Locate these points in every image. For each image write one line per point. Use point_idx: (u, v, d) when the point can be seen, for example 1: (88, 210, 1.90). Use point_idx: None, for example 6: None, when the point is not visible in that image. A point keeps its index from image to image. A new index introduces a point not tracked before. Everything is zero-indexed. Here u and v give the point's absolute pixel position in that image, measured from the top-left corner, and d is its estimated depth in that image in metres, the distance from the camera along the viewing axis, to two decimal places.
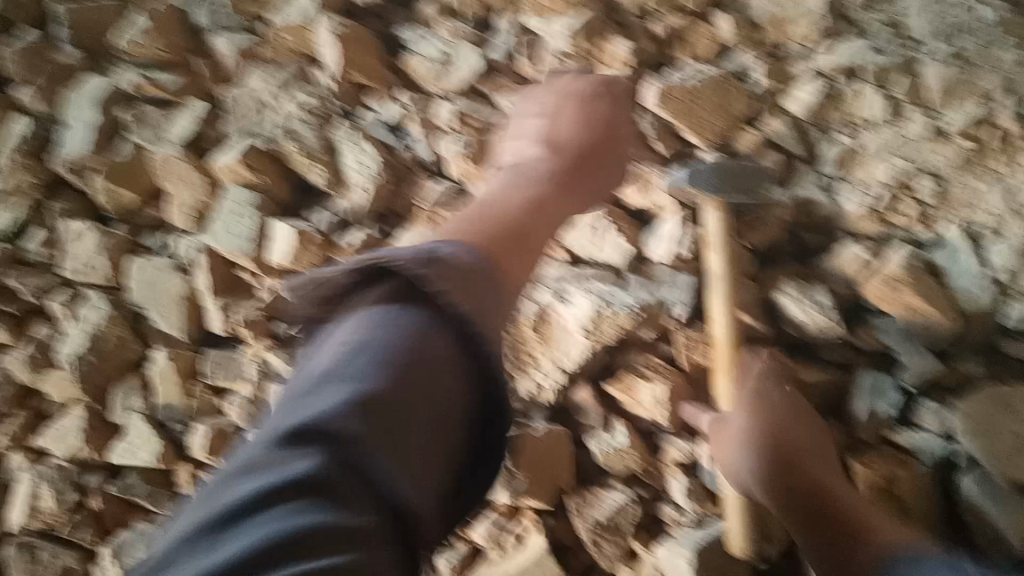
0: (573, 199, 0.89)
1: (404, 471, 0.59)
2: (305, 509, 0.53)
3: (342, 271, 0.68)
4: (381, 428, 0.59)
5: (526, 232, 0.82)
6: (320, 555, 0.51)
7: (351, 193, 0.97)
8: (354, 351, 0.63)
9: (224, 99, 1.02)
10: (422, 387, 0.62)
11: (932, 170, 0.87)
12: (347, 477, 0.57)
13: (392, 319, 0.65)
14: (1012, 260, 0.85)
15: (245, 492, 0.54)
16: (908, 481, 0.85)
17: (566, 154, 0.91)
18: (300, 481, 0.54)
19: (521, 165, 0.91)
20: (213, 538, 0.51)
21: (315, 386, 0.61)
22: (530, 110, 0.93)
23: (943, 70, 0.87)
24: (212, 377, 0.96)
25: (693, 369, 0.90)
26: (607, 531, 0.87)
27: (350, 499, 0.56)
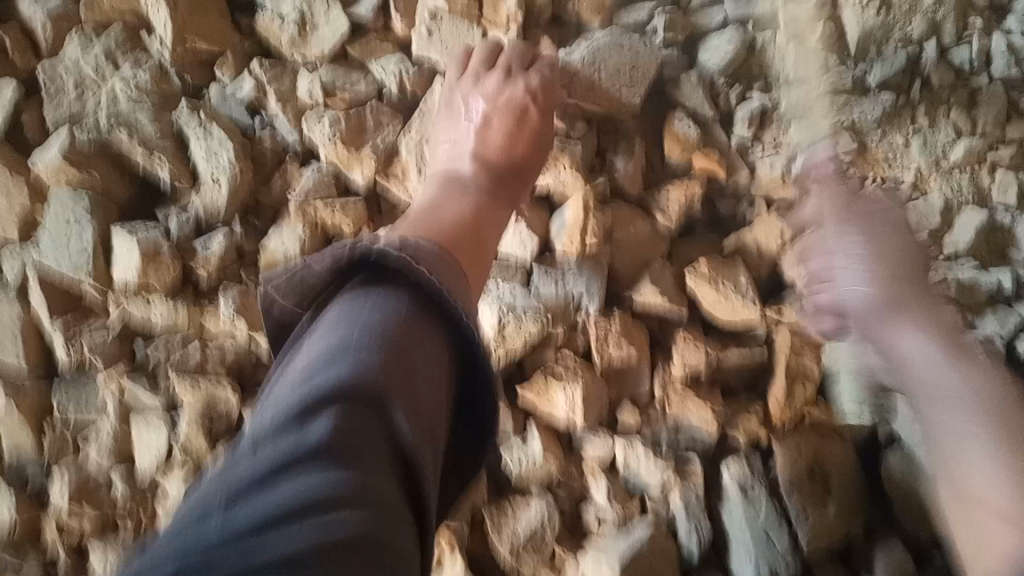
0: (505, 205, 0.75)
1: (421, 432, 0.53)
2: (322, 474, 0.45)
3: (309, 263, 0.59)
4: (398, 382, 0.52)
5: (479, 241, 0.70)
6: (347, 514, 0.43)
7: (203, 188, 0.83)
8: (350, 317, 0.55)
9: (39, 77, 0.84)
10: (426, 363, 0.55)
11: (849, 127, 0.78)
12: (375, 435, 0.49)
13: (376, 300, 0.57)
14: (932, 220, 0.78)
15: (265, 457, 0.46)
16: (840, 462, 0.81)
17: (502, 168, 0.77)
18: (322, 446, 0.46)
19: (453, 176, 0.76)
20: (231, 503, 0.43)
21: (321, 352, 0.53)
22: (462, 115, 0.79)
23: (861, 13, 0.78)
24: (61, 413, 0.86)
25: (608, 364, 0.82)
26: (528, 544, 0.82)
27: (377, 464, 0.48)
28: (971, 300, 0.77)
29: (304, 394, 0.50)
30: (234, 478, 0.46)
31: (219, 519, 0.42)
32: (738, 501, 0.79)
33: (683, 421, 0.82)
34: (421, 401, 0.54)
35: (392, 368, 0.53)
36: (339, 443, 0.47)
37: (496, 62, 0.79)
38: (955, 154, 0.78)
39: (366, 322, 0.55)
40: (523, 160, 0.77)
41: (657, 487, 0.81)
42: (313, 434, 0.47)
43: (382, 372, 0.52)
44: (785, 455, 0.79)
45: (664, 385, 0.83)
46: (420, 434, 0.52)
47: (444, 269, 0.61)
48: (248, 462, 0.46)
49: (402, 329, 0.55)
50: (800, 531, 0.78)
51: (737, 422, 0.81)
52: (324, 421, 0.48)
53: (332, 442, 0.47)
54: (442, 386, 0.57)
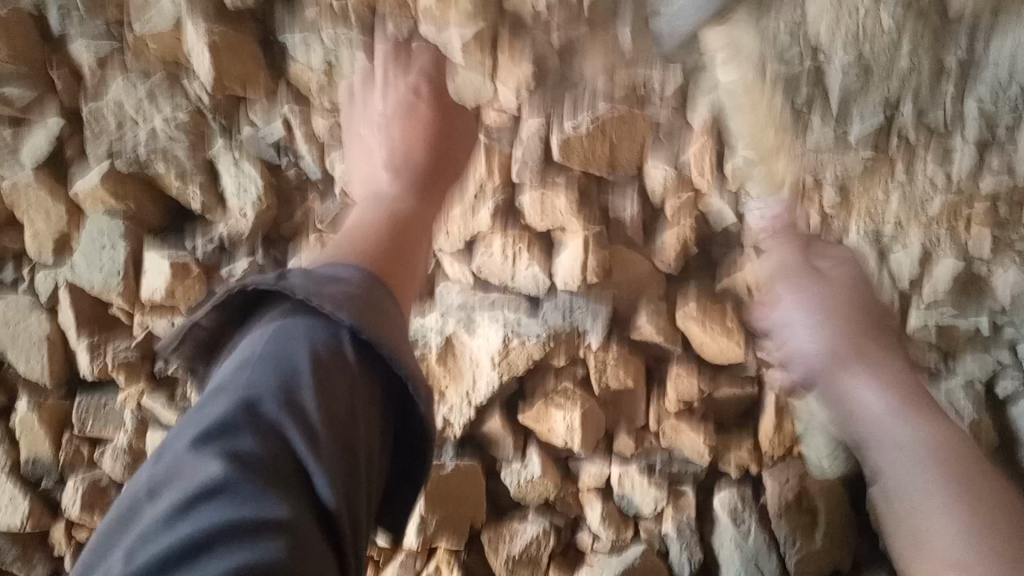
0: (432, 208, 0.78)
1: (339, 442, 0.51)
2: (220, 508, 0.44)
3: (193, 313, 0.62)
4: (312, 395, 0.51)
5: (401, 254, 0.69)
6: (254, 548, 0.42)
7: (229, 218, 0.90)
8: (251, 354, 0.53)
9: (85, 115, 0.90)
10: (333, 387, 0.52)
11: (837, 178, 0.87)
12: (278, 451, 0.48)
13: (279, 326, 0.55)
14: (914, 268, 0.90)
15: (160, 504, 0.45)
16: (830, 497, 0.83)
17: (418, 171, 0.78)
18: (215, 476, 0.45)
19: (376, 197, 0.77)
20: (132, 554, 0.43)
21: (235, 366, 0.53)
22: (369, 135, 0.81)
23: (842, 77, 0.82)
24: (82, 425, 0.90)
25: (605, 393, 0.87)
26: (522, 563, 0.87)
27: (286, 482, 0.47)
28: (951, 341, 0.93)
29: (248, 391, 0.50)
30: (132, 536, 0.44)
31: (122, 565, 0.42)
32: (729, 529, 0.84)
33: (677, 451, 0.87)
34: (328, 431, 0.50)
35: (299, 387, 0.51)
36: (238, 471, 0.45)
37: (372, 75, 0.83)
38: (935, 206, 0.87)
39: (288, 330, 0.54)
40: (426, 164, 0.79)
41: (650, 515, 0.86)
42: (222, 414, 0.49)
43: (327, 369, 0.52)
44: (774, 487, 0.84)
45: (658, 416, 0.87)
46: (327, 450, 0.50)
47: (364, 299, 0.58)
48: (148, 509, 0.46)
49: (313, 374, 0.52)
50: (789, 560, 0.83)
51: (729, 456, 0.86)
52: (217, 446, 0.47)
53: (271, 458, 0.47)
54: (368, 403, 0.55)
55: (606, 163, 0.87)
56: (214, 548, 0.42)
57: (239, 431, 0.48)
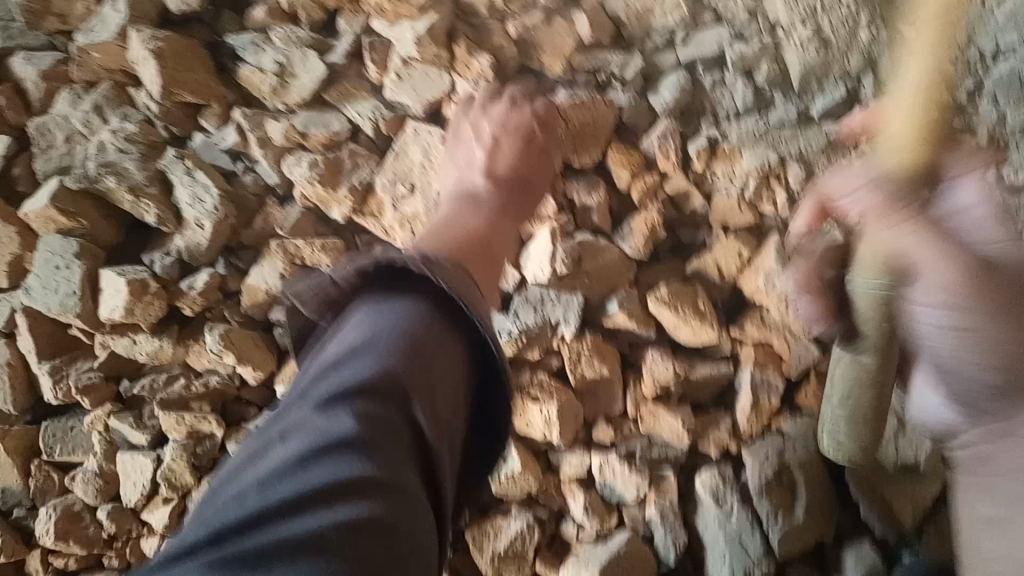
0: (513, 220, 0.85)
1: (437, 420, 0.61)
2: (344, 470, 0.53)
3: (340, 274, 0.66)
4: (421, 377, 0.61)
5: (486, 247, 0.79)
6: (353, 508, 0.51)
7: (186, 230, 0.87)
8: (373, 324, 0.63)
9: (32, 132, 0.89)
10: (442, 361, 0.63)
11: (799, 157, 0.82)
12: (397, 423, 0.58)
13: (397, 310, 0.64)
14: None
15: (291, 448, 0.55)
16: (809, 471, 0.84)
17: (509, 184, 0.86)
18: (349, 439, 0.54)
19: (469, 195, 0.85)
20: (265, 487, 0.52)
21: (345, 351, 0.61)
22: (468, 143, 0.86)
23: (802, 52, 0.82)
24: (49, 452, 0.89)
25: (581, 383, 0.86)
26: (508, 559, 0.86)
27: (400, 459, 0.56)
28: None
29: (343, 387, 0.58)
30: (257, 473, 0.54)
31: (256, 495, 0.52)
32: (711, 509, 0.84)
33: (656, 436, 0.87)
34: (440, 403, 0.62)
35: (416, 373, 0.61)
36: (364, 435, 0.55)
37: (502, 93, 0.86)
38: None
39: (368, 338, 0.62)
40: (520, 176, 0.86)
41: (633, 502, 0.86)
42: (329, 432, 0.55)
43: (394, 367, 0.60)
44: (755, 463, 0.84)
45: (636, 402, 0.87)
46: (439, 422, 0.61)
47: (456, 275, 0.68)
48: (277, 450, 0.55)
49: (405, 355, 0.61)
50: (773, 536, 0.82)
51: (707, 436, 0.86)
52: (348, 411, 0.56)
53: (393, 425, 0.57)
54: (455, 384, 0.64)
55: (572, 143, 0.86)
56: (326, 534, 0.49)
57: (338, 441, 0.54)
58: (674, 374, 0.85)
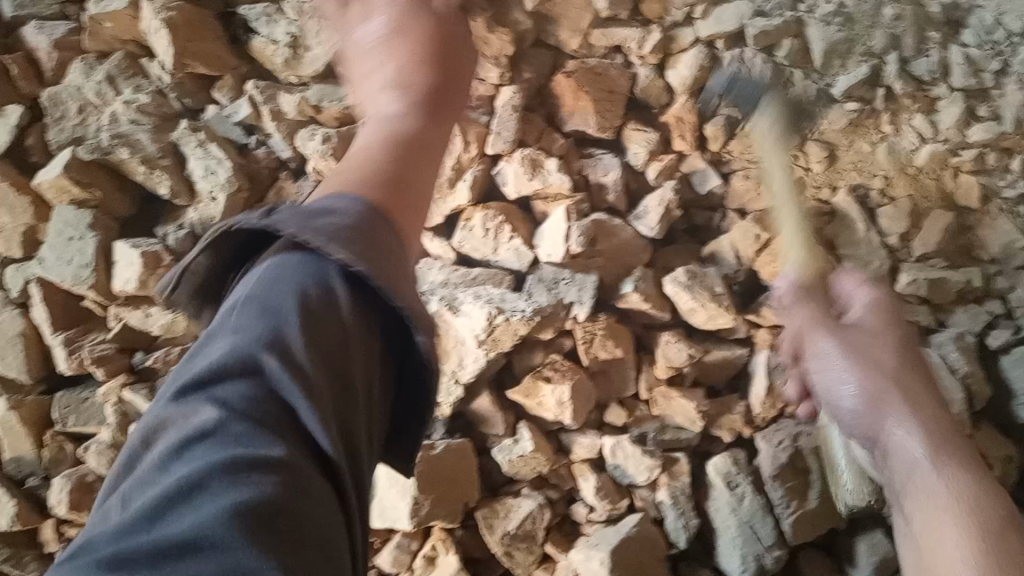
0: (445, 134, 0.69)
1: (333, 387, 0.47)
2: (218, 452, 0.41)
3: (194, 258, 0.55)
4: (313, 336, 0.47)
5: (409, 180, 0.61)
6: (241, 488, 0.39)
7: (201, 203, 0.86)
8: (249, 286, 0.50)
9: (43, 102, 0.88)
10: (332, 319, 0.49)
11: (818, 136, 0.86)
12: (273, 403, 0.44)
13: (271, 265, 0.51)
14: (902, 223, 0.84)
15: (161, 449, 0.43)
16: (823, 458, 0.84)
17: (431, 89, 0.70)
18: (208, 427, 0.42)
19: (379, 116, 0.68)
20: (129, 502, 0.41)
21: (226, 314, 0.49)
22: (371, 56, 0.73)
23: (825, 29, 0.85)
24: (63, 423, 0.87)
25: (594, 364, 0.85)
26: (517, 539, 0.82)
27: (290, 424, 0.44)
28: (943, 297, 0.84)
29: (237, 364, 0.45)
30: (124, 490, 0.43)
31: (120, 516, 0.41)
32: (723, 494, 0.83)
33: (669, 419, 0.86)
34: (334, 359, 0.48)
35: (293, 332, 0.47)
36: (231, 415, 0.43)
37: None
38: (921, 159, 0.85)
39: (250, 293, 0.49)
40: (439, 78, 0.71)
41: (645, 483, 0.84)
42: (205, 418, 0.43)
43: (305, 314, 0.47)
44: (767, 449, 0.83)
45: (649, 385, 0.86)
46: (335, 396, 0.47)
47: (371, 246, 0.51)
48: (145, 458, 0.44)
49: (304, 314, 0.47)
50: (785, 524, 0.82)
51: (721, 421, 0.86)
52: (208, 403, 0.44)
53: (280, 407, 0.44)
54: (360, 354, 0.50)
55: (590, 115, 0.85)
56: (204, 534, 0.38)
57: (222, 429, 0.42)
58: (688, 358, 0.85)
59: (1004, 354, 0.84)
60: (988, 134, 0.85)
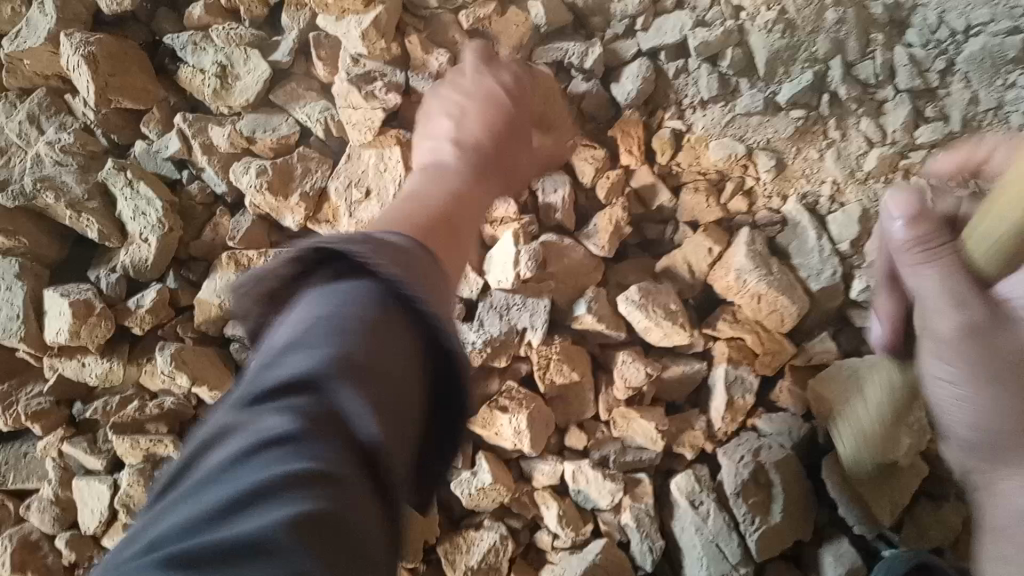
0: (492, 188, 0.70)
1: (409, 394, 0.42)
2: (286, 458, 0.35)
3: (279, 255, 0.46)
4: (392, 323, 0.42)
5: (453, 228, 0.61)
6: (297, 502, 0.33)
7: (131, 245, 0.82)
8: (301, 308, 0.43)
9: None
10: (435, 294, 0.46)
11: (766, 145, 0.84)
12: (401, 338, 0.42)
13: (344, 288, 0.43)
14: (852, 229, 0.83)
15: (237, 423, 0.37)
16: (786, 472, 0.82)
17: (480, 150, 0.69)
18: (302, 387, 0.38)
19: (433, 168, 0.69)
20: (189, 496, 0.34)
21: (305, 317, 0.42)
22: (437, 109, 0.73)
23: (768, 36, 0.81)
24: (2, 481, 0.85)
25: (551, 389, 0.83)
26: (482, 573, 0.81)
27: (404, 415, 0.40)
28: None
29: (298, 412, 0.37)
30: (175, 493, 0.35)
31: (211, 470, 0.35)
32: (688, 513, 0.82)
33: (629, 439, 0.84)
34: (410, 365, 0.42)
35: (379, 327, 0.42)
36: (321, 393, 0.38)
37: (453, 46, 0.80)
38: (868, 165, 0.83)
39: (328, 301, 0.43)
40: (497, 139, 0.71)
41: (608, 507, 0.83)
42: (280, 424, 0.36)
43: (384, 329, 0.42)
44: (729, 465, 0.82)
45: (609, 406, 0.84)
46: (405, 412, 0.41)
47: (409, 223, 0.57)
48: (219, 414, 0.38)
49: (364, 334, 0.40)
50: (750, 540, 0.81)
51: (682, 438, 0.85)
52: (307, 360, 0.39)
53: (357, 389, 0.39)
54: (415, 403, 0.42)
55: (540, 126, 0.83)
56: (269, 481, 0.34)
57: (288, 402, 0.37)
58: (646, 377, 0.82)
59: None
60: (935, 135, 0.81)
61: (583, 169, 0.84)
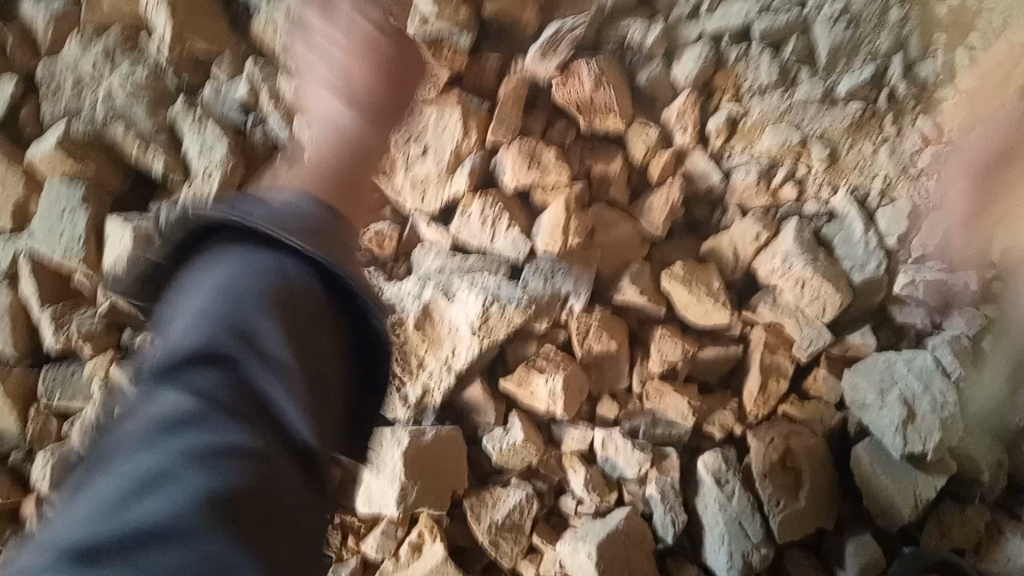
0: (378, 149, 0.62)
1: (319, 383, 0.43)
2: (193, 448, 0.37)
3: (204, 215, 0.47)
4: (308, 306, 0.45)
5: (357, 188, 0.58)
6: (208, 483, 0.35)
7: (194, 180, 0.85)
8: (211, 283, 0.45)
9: (39, 74, 0.88)
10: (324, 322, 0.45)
11: (820, 136, 0.83)
12: (310, 313, 0.45)
13: (256, 263, 0.45)
14: (899, 225, 0.85)
15: (139, 448, 0.37)
16: (813, 457, 0.83)
17: (379, 100, 0.61)
18: (185, 414, 0.38)
19: (337, 129, 0.59)
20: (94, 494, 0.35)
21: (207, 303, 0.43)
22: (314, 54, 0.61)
23: (831, 28, 0.83)
24: (48, 398, 0.86)
25: (588, 356, 0.84)
26: (505, 529, 0.82)
27: (321, 377, 0.44)
28: (937, 300, 0.85)
29: (218, 399, 0.39)
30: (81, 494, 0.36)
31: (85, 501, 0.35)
32: (712, 491, 0.82)
33: (660, 414, 0.85)
34: (328, 354, 0.45)
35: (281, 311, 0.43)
36: (221, 395, 0.39)
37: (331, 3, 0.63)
38: (922, 162, 0.83)
39: (236, 290, 0.44)
40: (398, 85, 0.63)
41: (634, 478, 0.84)
42: (188, 410, 0.38)
43: (297, 313, 0.44)
44: (758, 447, 0.83)
45: (642, 379, 0.86)
46: (324, 394, 0.44)
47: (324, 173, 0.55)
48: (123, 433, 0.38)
49: (276, 303, 0.43)
50: (772, 521, 0.81)
51: (713, 416, 0.85)
52: (193, 387, 0.39)
53: (286, 353, 0.42)
54: (329, 361, 0.45)
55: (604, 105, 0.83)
56: (187, 445, 0.37)
57: (200, 392, 0.39)
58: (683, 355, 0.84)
59: (995, 357, 0.84)
60: None
61: (635, 147, 0.86)
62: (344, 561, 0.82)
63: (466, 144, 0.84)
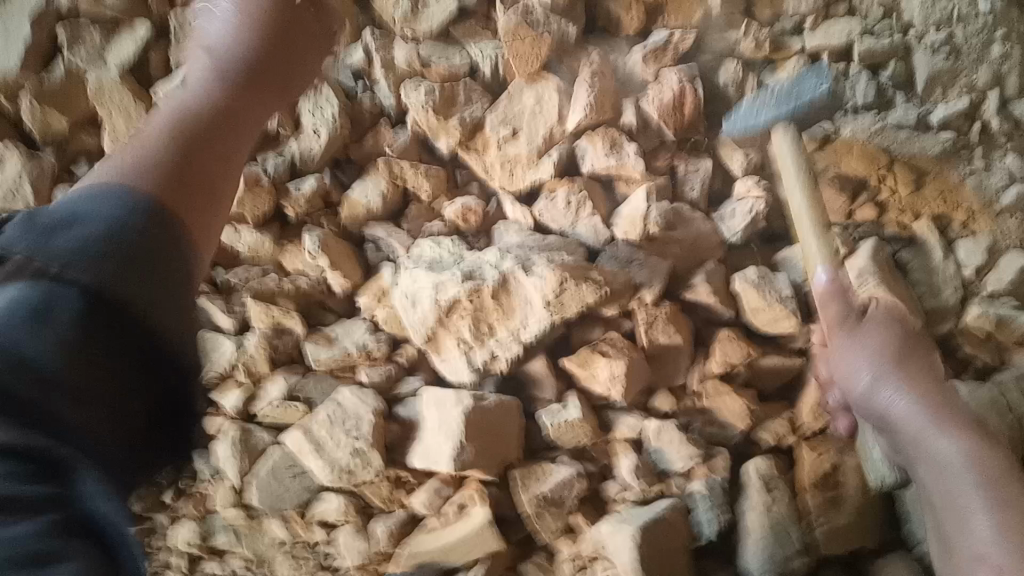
0: (267, 102, 0.72)
1: (109, 425, 0.48)
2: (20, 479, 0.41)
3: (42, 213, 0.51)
4: (106, 320, 0.48)
5: (207, 195, 0.61)
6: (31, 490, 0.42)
7: (301, 135, 0.91)
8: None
9: (169, 23, 0.94)
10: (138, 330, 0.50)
11: (909, 160, 0.86)
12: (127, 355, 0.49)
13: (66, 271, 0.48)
14: (978, 257, 0.85)
15: None
16: (864, 478, 0.83)
17: (252, 68, 0.70)
18: (24, 415, 0.43)
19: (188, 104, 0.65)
20: None
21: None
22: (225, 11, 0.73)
23: (931, 57, 0.86)
24: None
25: (652, 347, 0.86)
26: (550, 504, 0.84)
27: (104, 421, 0.47)
28: (1007, 337, 0.83)
29: None
30: None
31: None
32: (757, 496, 0.83)
33: (715, 413, 0.87)
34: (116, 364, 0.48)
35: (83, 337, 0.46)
36: (38, 392, 0.44)
37: None
38: (1006, 198, 0.85)
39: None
40: (284, 50, 0.73)
41: (680, 472, 0.85)
42: (21, 353, 0.44)
43: (114, 289, 0.49)
44: (810, 458, 0.84)
45: (701, 377, 0.87)
46: (99, 444, 0.47)
47: (173, 167, 0.59)
48: None
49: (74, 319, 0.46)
50: (814, 533, 0.82)
51: (767, 424, 0.87)
52: None
53: (54, 356, 0.45)
54: (126, 362, 0.49)
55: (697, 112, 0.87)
56: (34, 372, 0.44)
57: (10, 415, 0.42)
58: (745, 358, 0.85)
59: None
60: None
61: (730, 158, 0.89)
62: (393, 512, 0.88)
63: (558, 131, 0.89)
